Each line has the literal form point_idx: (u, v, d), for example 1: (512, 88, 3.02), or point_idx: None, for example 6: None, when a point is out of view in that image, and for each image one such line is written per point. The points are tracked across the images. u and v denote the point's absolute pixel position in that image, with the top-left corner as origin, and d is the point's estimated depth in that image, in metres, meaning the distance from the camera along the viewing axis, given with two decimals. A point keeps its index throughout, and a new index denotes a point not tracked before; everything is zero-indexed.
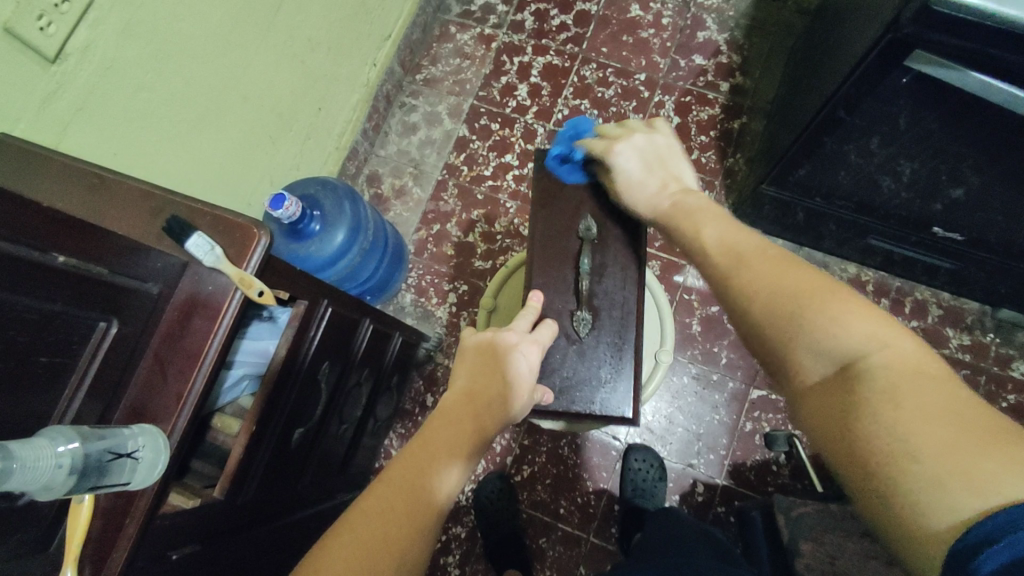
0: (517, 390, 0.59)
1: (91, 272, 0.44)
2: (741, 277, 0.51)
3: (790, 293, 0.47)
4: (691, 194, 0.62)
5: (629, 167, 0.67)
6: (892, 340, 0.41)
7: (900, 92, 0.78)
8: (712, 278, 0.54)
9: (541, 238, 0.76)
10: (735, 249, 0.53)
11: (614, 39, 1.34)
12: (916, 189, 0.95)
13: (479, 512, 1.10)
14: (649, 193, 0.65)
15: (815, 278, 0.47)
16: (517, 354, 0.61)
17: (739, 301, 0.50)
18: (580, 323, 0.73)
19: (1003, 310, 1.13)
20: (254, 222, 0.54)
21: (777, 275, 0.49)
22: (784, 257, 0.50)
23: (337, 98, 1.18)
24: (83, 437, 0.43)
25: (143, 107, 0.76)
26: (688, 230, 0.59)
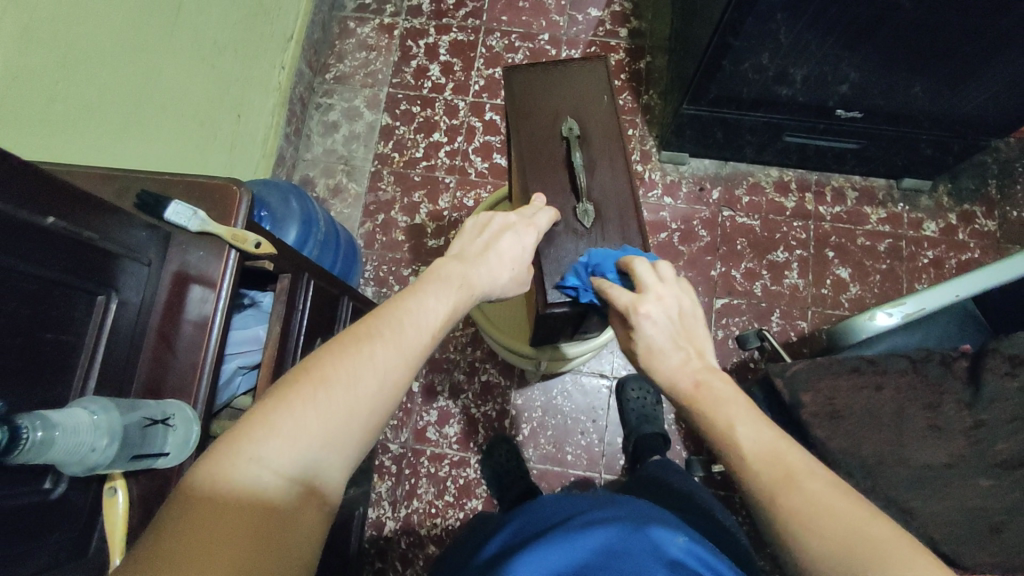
0: (500, 263, 0.60)
1: (85, 239, 0.41)
2: (794, 501, 0.44)
3: (867, 539, 0.40)
4: (720, 375, 0.53)
5: (651, 335, 0.56)
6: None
7: (772, 11, 0.87)
8: (751, 492, 0.46)
9: (524, 149, 0.71)
10: (781, 463, 0.46)
11: (511, 7, 1.38)
12: (810, 87, 1.05)
13: (495, 480, 1.11)
14: (669, 366, 0.55)
15: (883, 525, 0.41)
16: (507, 233, 0.61)
17: (792, 531, 0.43)
18: (583, 215, 0.67)
19: (906, 179, 1.26)
20: (232, 181, 0.53)
21: (838, 505, 0.42)
22: (845, 488, 0.44)
23: (254, 103, 1.15)
24: (119, 408, 0.41)
25: (59, 120, 0.71)
26: (716, 418, 0.50)
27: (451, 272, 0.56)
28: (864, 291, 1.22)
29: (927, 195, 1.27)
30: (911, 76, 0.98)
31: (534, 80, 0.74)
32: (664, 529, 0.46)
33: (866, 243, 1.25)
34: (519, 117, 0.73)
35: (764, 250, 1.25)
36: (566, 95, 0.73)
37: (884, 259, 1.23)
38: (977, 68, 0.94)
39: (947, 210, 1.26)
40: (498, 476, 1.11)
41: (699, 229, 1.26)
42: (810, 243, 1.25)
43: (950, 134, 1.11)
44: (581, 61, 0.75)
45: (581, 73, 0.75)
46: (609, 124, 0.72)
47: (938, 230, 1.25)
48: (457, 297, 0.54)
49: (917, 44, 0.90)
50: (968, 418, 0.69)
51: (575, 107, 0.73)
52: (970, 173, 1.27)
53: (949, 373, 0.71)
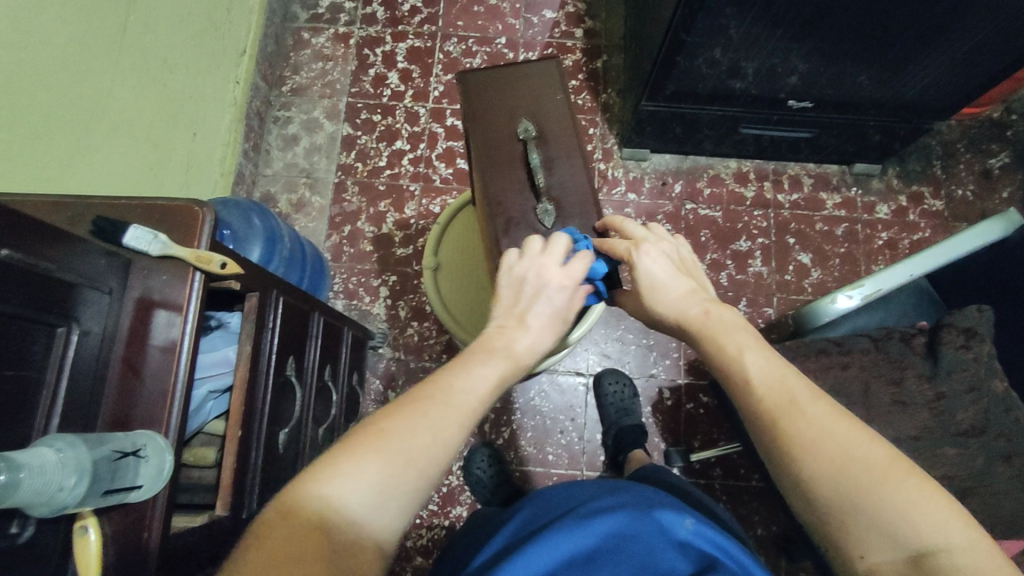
0: (544, 329, 0.56)
1: (41, 269, 0.40)
2: (799, 431, 0.46)
3: (862, 463, 0.43)
4: (725, 306, 0.57)
5: (655, 271, 0.61)
6: (973, 540, 0.40)
7: (724, 4, 0.89)
8: (757, 421, 0.48)
9: (484, 151, 0.71)
10: (787, 391, 0.48)
11: (466, 12, 1.38)
12: (761, 81, 1.08)
13: (475, 485, 1.09)
14: (678, 298, 0.59)
15: (882, 455, 0.44)
16: (544, 299, 0.57)
17: (795, 460, 0.45)
18: (544, 215, 0.67)
19: (858, 164, 1.30)
20: (193, 201, 0.51)
21: (841, 432, 0.45)
22: (848, 416, 0.46)
23: (209, 120, 1.12)
24: (86, 443, 0.40)
25: (4, 150, 0.69)
26: (726, 348, 0.54)
27: (496, 342, 0.54)
28: (825, 275, 1.25)
29: (878, 178, 1.32)
30: (857, 65, 1.01)
31: (489, 81, 0.75)
32: (673, 512, 0.46)
33: (824, 228, 1.29)
34: (477, 121, 0.73)
35: (728, 240, 1.27)
36: (522, 96, 0.74)
37: (842, 243, 1.28)
38: (917, 54, 0.98)
39: (898, 192, 1.31)
40: (484, 482, 1.09)
41: (664, 223, 1.28)
42: (771, 231, 1.28)
43: (896, 119, 1.15)
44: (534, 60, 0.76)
45: (536, 73, 0.75)
46: (566, 122, 0.72)
47: (891, 211, 1.29)
48: (506, 370, 0.52)
49: (859, 34, 0.94)
50: (930, 391, 0.72)
51: (532, 108, 0.73)
52: (916, 155, 1.33)
53: (910, 348, 0.74)
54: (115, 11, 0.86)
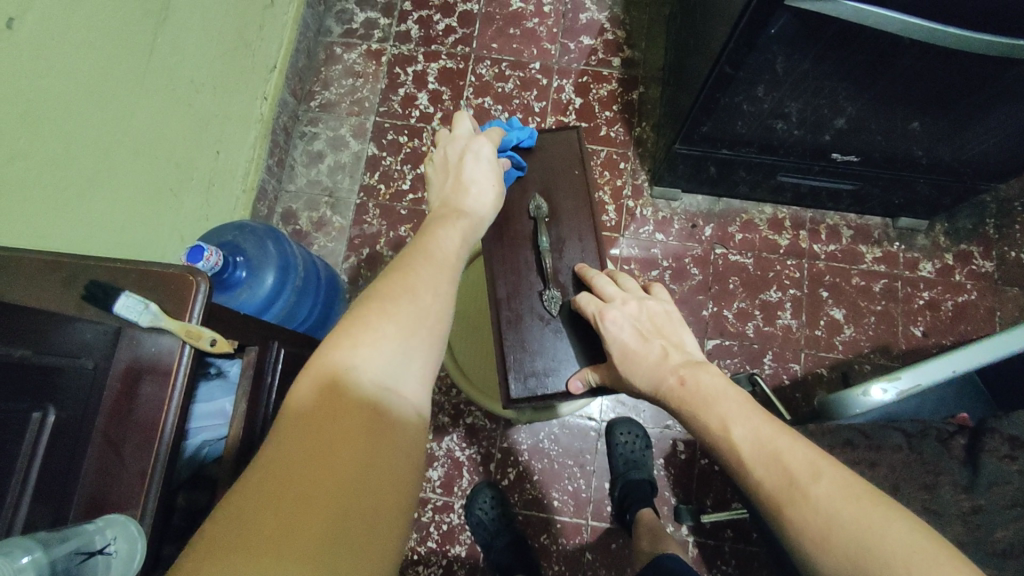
0: (480, 178, 0.67)
1: (12, 356, 0.39)
2: (804, 517, 0.44)
3: (879, 547, 0.40)
4: (699, 370, 0.57)
5: (623, 337, 0.62)
6: None
7: (773, 40, 0.83)
8: (761, 502, 0.47)
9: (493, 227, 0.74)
10: (784, 468, 0.47)
11: (502, 34, 1.35)
12: (807, 126, 1.02)
13: (477, 527, 1.07)
14: (649, 364, 0.60)
15: (898, 532, 0.40)
16: (470, 161, 0.67)
17: (807, 549, 0.43)
18: (550, 301, 0.70)
19: (903, 219, 1.23)
20: (187, 269, 0.49)
21: (847, 512, 0.42)
22: (857, 487, 0.44)
23: (234, 136, 1.11)
24: (47, 542, 0.38)
25: (20, 177, 0.68)
26: (707, 424, 0.53)
27: (450, 206, 0.64)
28: (859, 333, 1.19)
29: (924, 234, 1.24)
30: (911, 117, 0.95)
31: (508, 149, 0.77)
32: None
33: (861, 283, 1.22)
34: None
35: (757, 289, 1.22)
36: (538, 168, 0.76)
37: (879, 300, 1.21)
38: (981, 110, 0.91)
39: (944, 250, 1.23)
40: (485, 525, 1.07)
41: (690, 267, 1.23)
42: (803, 282, 1.22)
43: (949, 176, 1.08)
44: (556, 129, 0.78)
45: (554, 142, 0.77)
46: (579, 200, 0.74)
47: (935, 270, 1.22)
48: (463, 220, 0.62)
49: (916, 82, 0.87)
50: (966, 503, 0.66)
51: (546, 182, 0.75)
52: (967, 212, 1.25)
53: (946, 452, 0.68)
54: (143, 28, 0.85)
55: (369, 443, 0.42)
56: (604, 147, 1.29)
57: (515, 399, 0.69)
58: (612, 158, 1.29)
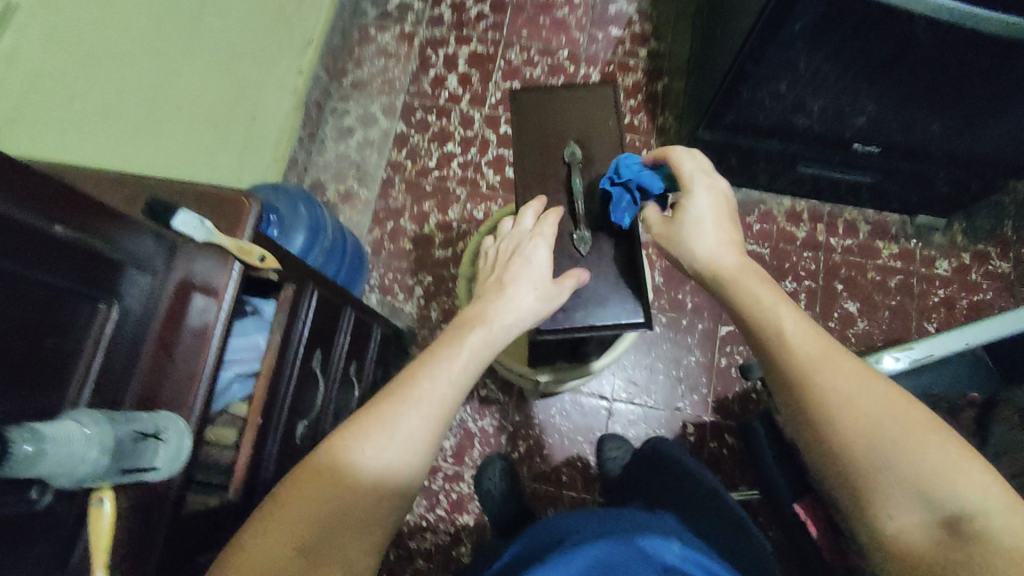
0: (518, 284, 0.60)
1: (91, 245, 0.41)
2: (834, 393, 0.47)
3: (898, 419, 0.45)
4: (758, 265, 0.59)
5: (703, 208, 0.62)
6: (1006, 502, 0.42)
7: (797, 37, 0.87)
8: (788, 372, 0.50)
9: (528, 172, 0.72)
10: (820, 348, 0.50)
11: (532, 21, 1.38)
12: (831, 118, 1.03)
13: (486, 498, 1.07)
14: (715, 242, 0.61)
15: (917, 412, 0.46)
16: (518, 258, 0.63)
17: (829, 424, 0.47)
18: (580, 242, 0.68)
19: (921, 216, 1.24)
20: (242, 192, 0.52)
21: (873, 388, 0.47)
22: (877, 372, 0.48)
23: (269, 106, 1.15)
24: (112, 421, 0.40)
25: (79, 119, 0.72)
26: (761, 297, 0.55)
27: (474, 314, 0.58)
28: (872, 327, 1.20)
29: (941, 232, 1.25)
30: (933, 110, 0.96)
31: (541, 103, 0.74)
32: (660, 541, 0.54)
33: (876, 277, 1.23)
34: (524, 141, 0.73)
35: (773, 279, 1.24)
36: (573, 119, 0.73)
37: (894, 295, 1.22)
38: (1002, 106, 0.92)
39: (961, 249, 1.24)
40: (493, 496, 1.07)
41: None
42: (818, 274, 1.24)
43: (970, 173, 1.09)
44: (592, 84, 0.74)
45: (588, 98, 0.74)
46: (611, 150, 0.71)
47: (951, 268, 1.23)
48: (473, 335, 0.54)
49: (942, 78, 0.89)
50: None
51: (582, 132, 0.72)
52: (985, 212, 1.26)
53: None
54: None
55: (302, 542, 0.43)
56: (628, 134, 1.32)
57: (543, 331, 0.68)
58: (634, 145, 1.31)
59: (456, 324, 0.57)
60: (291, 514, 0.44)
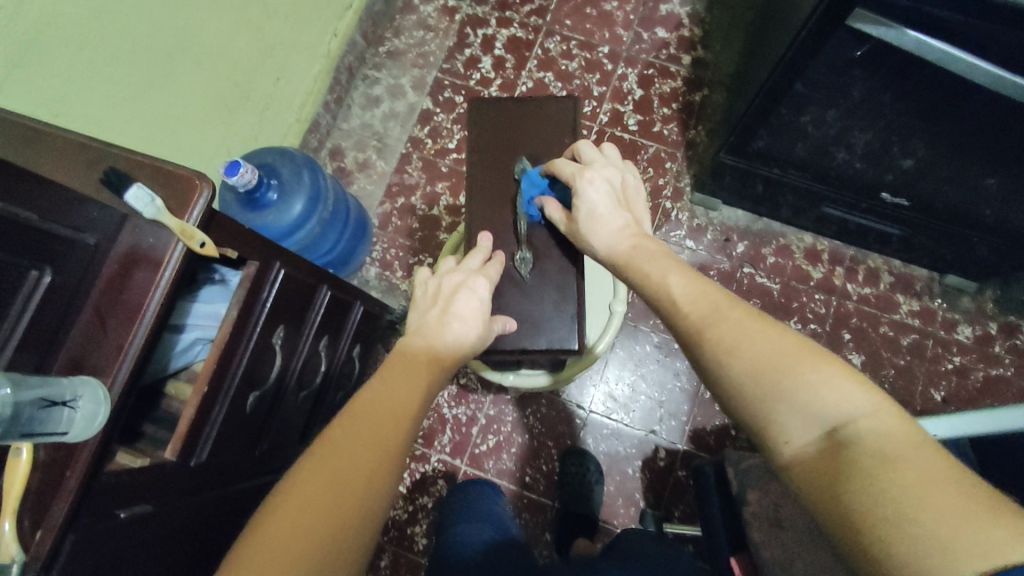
0: (465, 322, 0.64)
1: (18, 217, 0.43)
2: (718, 337, 0.49)
3: (775, 349, 0.46)
4: (651, 240, 0.62)
5: (596, 199, 0.65)
6: (878, 409, 0.41)
7: (852, 65, 0.78)
8: (684, 330, 0.52)
9: (482, 189, 0.76)
10: (707, 301, 0.52)
11: (578, 12, 1.34)
12: (868, 158, 0.97)
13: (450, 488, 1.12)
14: (608, 227, 0.64)
15: (793, 341, 0.46)
16: (463, 293, 0.66)
17: (718, 357, 0.48)
18: (522, 265, 0.72)
19: (951, 276, 1.16)
20: (196, 173, 0.53)
21: (754, 331, 0.48)
22: (758, 315, 0.49)
23: (297, 67, 1.16)
24: (14, 386, 0.43)
25: (87, 66, 0.74)
26: (649, 274, 0.58)
27: (415, 344, 0.62)
28: (874, 383, 1.15)
29: (970, 296, 1.18)
30: (976, 169, 0.89)
31: (502, 119, 0.77)
32: None
33: (888, 332, 1.17)
34: (482, 155, 0.76)
35: (777, 317, 1.19)
36: (532, 136, 0.76)
37: (904, 354, 1.16)
38: None
39: (988, 317, 1.16)
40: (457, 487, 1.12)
41: (714, 280, 1.21)
42: (826, 319, 1.18)
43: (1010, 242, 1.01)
44: (556, 97, 0.77)
45: (548, 113, 0.76)
46: None
47: (973, 336, 1.16)
48: (426, 364, 0.60)
49: (988, 137, 0.81)
50: None
51: (539, 149, 0.75)
52: None
53: None
54: None
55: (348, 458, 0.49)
56: (654, 143, 1.27)
57: (490, 352, 0.72)
58: (659, 156, 1.27)
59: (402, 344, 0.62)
60: (319, 467, 0.48)
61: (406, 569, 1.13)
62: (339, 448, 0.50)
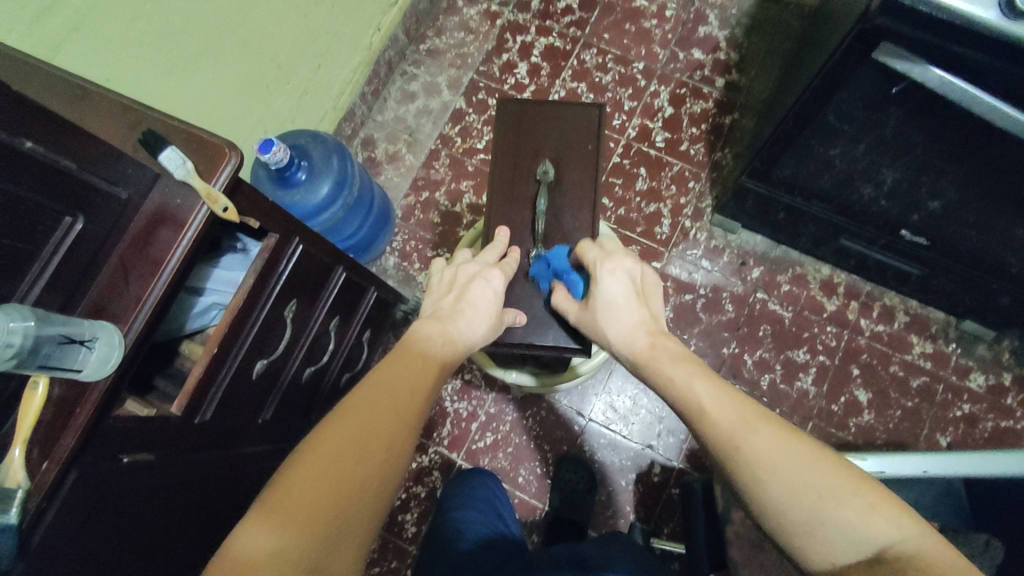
0: (479, 313, 0.66)
1: (59, 165, 0.46)
2: (754, 453, 0.51)
3: (815, 472, 0.49)
4: (670, 339, 0.63)
5: (613, 291, 0.65)
6: (912, 529, 0.47)
7: (908, 110, 0.78)
8: (716, 443, 0.53)
9: (500, 186, 0.77)
10: (738, 412, 0.54)
11: (617, 27, 1.36)
12: (892, 196, 0.96)
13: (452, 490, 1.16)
14: (626, 325, 0.64)
15: (831, 463, 0.50)
16: (478, 283, 0.68)
17: (759, 477, 0.50)
18: (535, 261, 0.73)
19: (968, 321, 1.15)
20: (226, 142, 0.57)
21: (789, 448, 0.50)
22: (788, 428, 0.52)
23: (338, 56, 1.20)
24: (37, 321, 0.45)
25: (140, 38, 0.79)
26: (673, 377, 0.59)
27: (432, 330, 0.63)
28: (878, 421, 1.13)
29: (987, 344, 1.16)
30: (999, 213, 0.88)
31: (524, 119, 0.79)
32: None
33: (899, 372, 1.16)
34: (502, 152, 0.78)
35: (786, 345, 1.19)
36: (552, 137, 0.78)
37: (913, 396, 1.14)
38: None
39: (1003, 368, 1.14)
40: None
41: (726, 303, 1.21)
42: (836, 352, 1.18)
43: None
44: (577, 104, 0.78)
45: (570, 116, 0.78)
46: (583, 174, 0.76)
47: (986, 385, 1.14)
48: (441, 350, 0.62)
49: (1013, 183, 0.81)
50: None
51: (558, 151, 0.77)
52: None
53: None
54: None
55: (358, 427, 0.52)
56: (679, 162, 1.28)
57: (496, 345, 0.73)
58: (683, 175, 1.27)
59: (417, 327, 0.64)
60: (339, 428, 0.51)
61: (392, 554, 1.15)
62: (349, 417, 0.52)
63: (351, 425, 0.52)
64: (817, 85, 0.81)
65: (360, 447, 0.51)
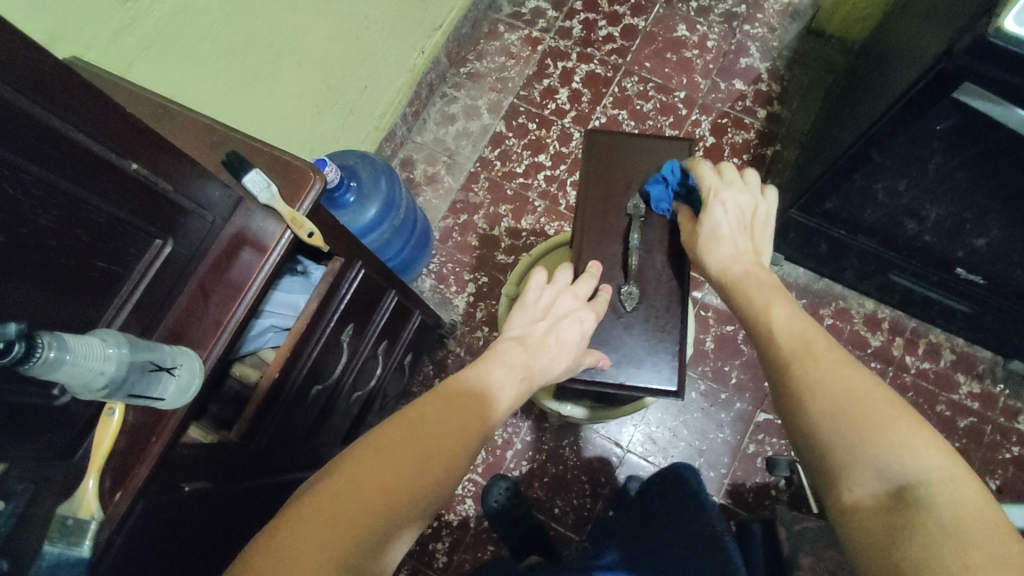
0: (564, 352, 0.64)
1: (157, 187, 0.45)
2: (810, 370, 0.51)
3: (860, 400, 0.48)
4: (767, 272, 0.64)
5: (721, 220, 0.66)
6: (957, 477, 0.43)
7: (933, 136, 0.78)
8: (778, 360, 0.54)
9: (588, 215, 0.76)
10: (805, 338, 0.54)
11: (658, 55, 1.36)
12: (941, 232, 0.95)
13: (495, 519, 1.08)
14: (728, 252, 0.65)
15: (881, 397, 0.48)
16: (568, 320, 0.66)
17: (804, 394, 0.50)
18: (627, 297, 0.72)
19: (1016, 361, 1.13)
20: (311, 166, 0.56)
21: (846, 377, 0.50)
22: (852, 365, 0.51)
23: (384, 78, 1.20)
24: (129, 347, 0.44)
25: (206, 56, 0.78)
26: (756, 301, 0.60)
27: (513, 358, 0.61)
28: None
29: None
30: None
31: (611, 151, 0.78)
32: None
33: (945, 412, 1.13)
34: (590, 182, 0.77)
35: None
36: (640, 170, 0.77)
37: (960, 436, 1.12)
38: None
39: None
40: (501, 514, 1.09)
41: None
42: None
43: None
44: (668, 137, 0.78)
45: (659, 151, 0.78)
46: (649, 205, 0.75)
47: None
48: (519, 387, 0.59)
49: None
50: None
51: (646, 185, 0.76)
52: None
53: None
54: None
55: (422, 440, 0.49)
56: None
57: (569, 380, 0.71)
58: None
59: (500, 348, 0.62)
60: (403, 437, 0.49)
61: None
62: (414, 431, 0.50)
63: (415, 435, 0.49)
64: (883, 123, 0.80)
65: (422, 459, 0.48)
